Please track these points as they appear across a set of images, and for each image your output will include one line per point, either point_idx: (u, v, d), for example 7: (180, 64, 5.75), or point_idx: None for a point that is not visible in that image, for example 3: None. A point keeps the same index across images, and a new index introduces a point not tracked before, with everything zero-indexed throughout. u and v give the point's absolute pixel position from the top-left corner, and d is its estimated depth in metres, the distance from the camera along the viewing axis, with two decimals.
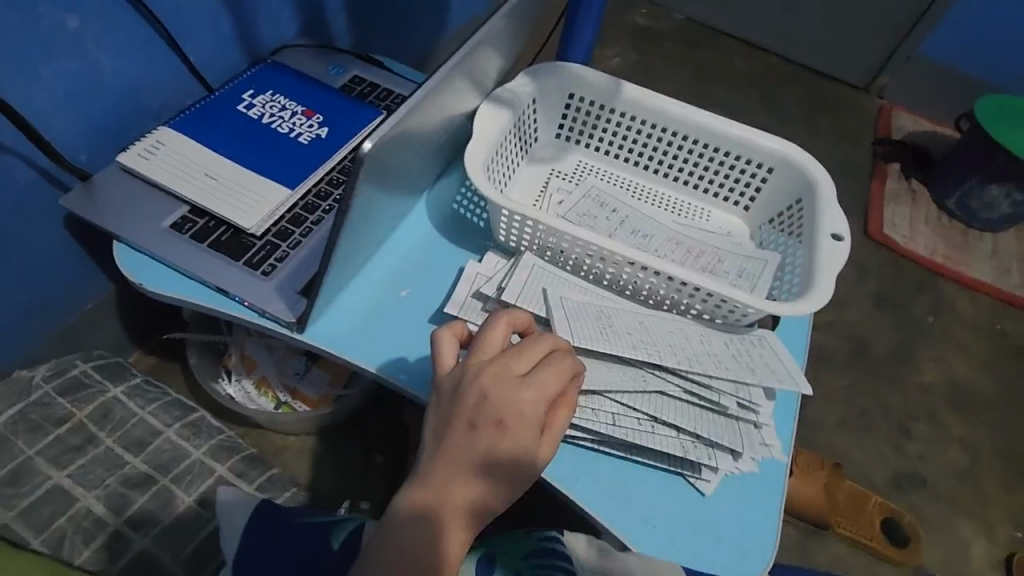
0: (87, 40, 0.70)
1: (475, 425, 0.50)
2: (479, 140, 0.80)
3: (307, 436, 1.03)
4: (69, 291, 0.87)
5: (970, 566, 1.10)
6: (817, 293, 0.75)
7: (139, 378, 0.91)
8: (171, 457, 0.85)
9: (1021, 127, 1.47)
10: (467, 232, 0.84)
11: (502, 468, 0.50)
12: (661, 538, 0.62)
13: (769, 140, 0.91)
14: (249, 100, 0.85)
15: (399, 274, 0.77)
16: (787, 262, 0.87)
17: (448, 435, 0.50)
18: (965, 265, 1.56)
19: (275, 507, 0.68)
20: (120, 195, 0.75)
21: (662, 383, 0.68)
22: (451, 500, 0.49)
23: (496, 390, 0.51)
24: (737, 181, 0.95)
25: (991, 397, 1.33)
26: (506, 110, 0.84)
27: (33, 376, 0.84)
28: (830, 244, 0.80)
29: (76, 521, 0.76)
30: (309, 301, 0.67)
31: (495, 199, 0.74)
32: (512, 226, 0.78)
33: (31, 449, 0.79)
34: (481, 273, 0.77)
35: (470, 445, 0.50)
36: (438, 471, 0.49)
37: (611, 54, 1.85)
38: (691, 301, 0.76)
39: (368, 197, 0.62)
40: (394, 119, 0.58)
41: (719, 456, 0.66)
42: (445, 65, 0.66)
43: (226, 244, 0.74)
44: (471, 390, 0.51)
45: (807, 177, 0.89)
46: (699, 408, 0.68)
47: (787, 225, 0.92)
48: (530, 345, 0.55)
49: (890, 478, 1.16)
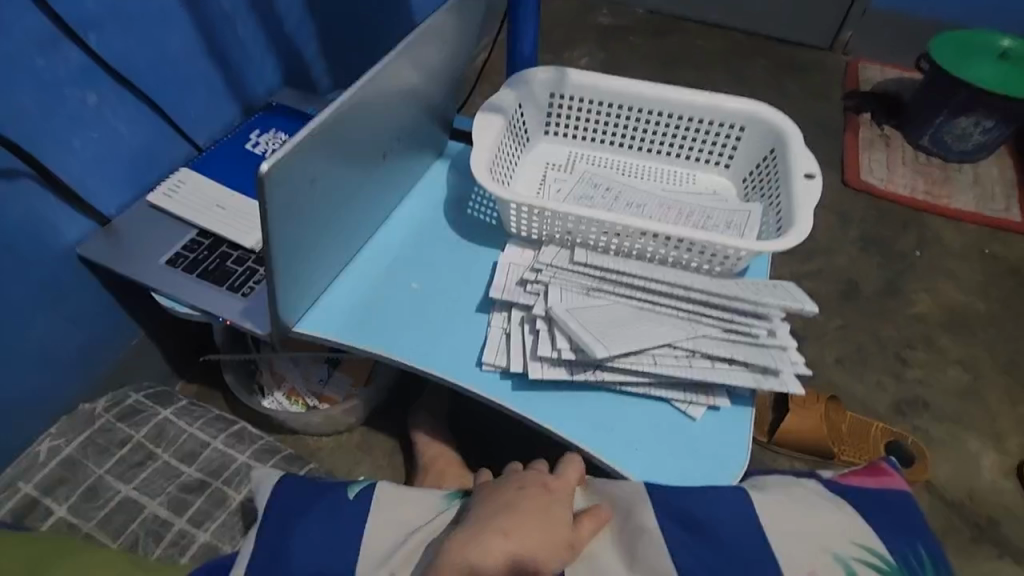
0: (105, 112, 0.84)
1: (514, 506, 0.63)
2: (478, 145, 0.90)
3: (340, 436, 1.13)
4: (116, 332, 0.99)
5: (983, 476, 1.13)
6: (799, 227, 0.83)
7: (184, 400, 1.03)
8: (220, 464, 0.96)
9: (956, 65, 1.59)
10: (455, 220, 0.95)
11: (543, 520, 0.62)
12: (644, 460, 0.72)
13: (735, 102, 1.00)
14: (256, 139, 1.00)
15: (401, 273, 0.88)
16: (768, 208, 0.96)
17: (497, 514, 0.62)
18: (946, 197, 1.60)
19: (304, 479, 0.77)
20: (147, 238, 0.88)
21: (676, 326, 0.76)
22: (506, 522, 0.61)
23: (533, 504, 0.63)
24: (714, 144, 1.05)
25: (986, 317, 1.36)
26: (498, 115, 0.95)
27: (95, 408, 0.97)
28: (805, 182, 0.89)
29: (146, 524, 0.88)
30: (296, 282, 0.76)
31: (501, 193, 0.83)
32: (520, 217, 0.86)
33: (100, 469, 0.91)
34: (515, 263, 0.86)
35: (513, 516, 0.61)
36: (494, 521, 0.61)
37: (579, 55, 1.93)
38: (688, 255, 0.83)
39: (329, 175, 0.71)
40: (336, 103, 0.67)
41: (716, 393, 0.76)
42: (387, 56, 0.74)
43: (213, 274, 0.85)
44: (505, 487, 0.66)
45: (774, 127, 0.98)
46: (711, 340, 0.75)
47: (763, 173, 1.00)
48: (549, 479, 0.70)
49: (892, 405, 1.21)
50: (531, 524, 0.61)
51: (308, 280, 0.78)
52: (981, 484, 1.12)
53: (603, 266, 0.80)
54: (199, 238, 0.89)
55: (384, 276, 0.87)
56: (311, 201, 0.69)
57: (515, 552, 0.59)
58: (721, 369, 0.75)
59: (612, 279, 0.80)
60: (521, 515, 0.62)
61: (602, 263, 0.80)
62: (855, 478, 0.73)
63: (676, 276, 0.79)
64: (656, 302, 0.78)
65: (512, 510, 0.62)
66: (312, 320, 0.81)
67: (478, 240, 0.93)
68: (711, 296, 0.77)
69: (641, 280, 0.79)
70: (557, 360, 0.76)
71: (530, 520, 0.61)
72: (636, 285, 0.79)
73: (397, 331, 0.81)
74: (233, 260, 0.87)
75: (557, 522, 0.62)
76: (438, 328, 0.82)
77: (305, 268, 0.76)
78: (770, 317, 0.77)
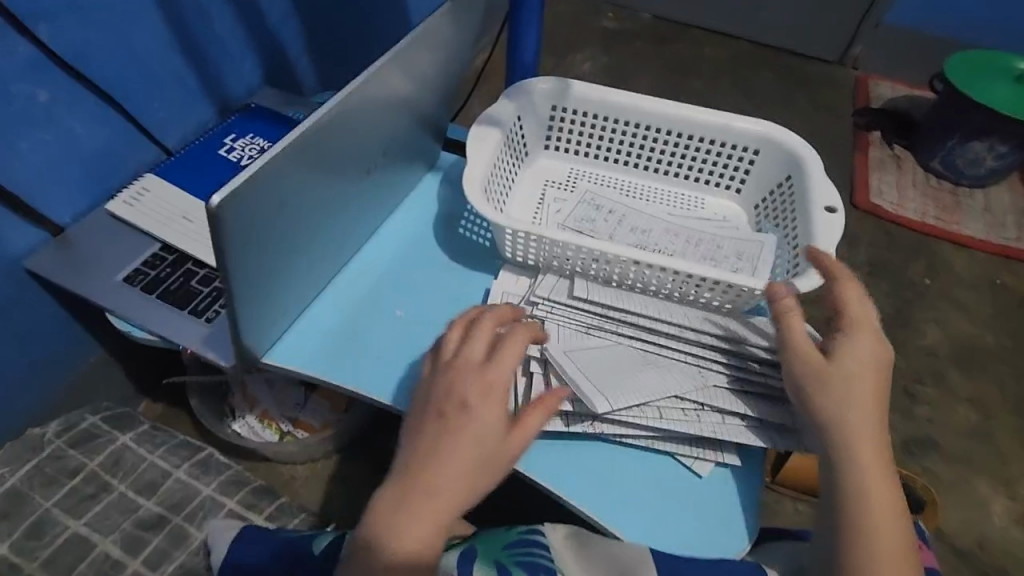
0: (59, 111, 0.76)
1: (441, 412, 0.54)
2: (472, 169, 0.82)
3: (315, 462, 1.06)
4: (69, 348, 0.91)
5: (993, 524, 1.09)
6: (820, 267, 0.76)
7: (146, 424, 0.95)
8: (183, 496, 0.88)
9: (975, 81, 1.52)
10: (446, 242, 0.88)
11: (471, 446, 0.53)
12: (642, 522, 0.64)
13: (750, 124, 0.93)
14: (231, 143, 0.92)
15: (387, 299, 0.80)
16: (783, 242, 0.89)
17: (419, 431, 0.54)
18: (957, 223, 1.55)
19: (267, 528, 0.74)
20: (103, 252, 0.81)
21: (684, 375, 0.69)
22: (427, 463, 0.52)
23: (456, 428, 0.53)
24: (725, 167, 0.97)
25: (998, 352, 1.32)
26: (495, 128, 0.87)
27: (45, 433, 0.88)
28: (825, 217, 0.82)
29: (96, 566, 0.80)
30: (266, 313, 0.69)
31: (496, 218, 0.75)
32: (516, 244, 0.79)
33: (47, 502, 0.83)
34: (509, 292, 0.79)
35: (436, 435, 0.53)
36: (410, 466, 0.52)
37: (582, 58, 1.86)
38: (700, 292, 0.75)
39: (306, 198, 0.63)
40: (319, 115, 0.60)
41: (724, 448, 0.69)
42: (377, 62, 0.67)
43: (175, 294, 0.78)
44: (430, 399, 0.56)
45: (793, 153, 0.91)
46: (722, 392, 0.69)
47: (779, 201, 0.93)
48: (465, 355, 0.58)
49: (900, 444, 1.16)
50: (457, 461, 0.52)
51: (278, 306, 0.70)
52: (991, 534, 1.08)
53: (607, 303, 0.73)
54: (162, 254, 0.82)
55: (364, 301, 0.80)
56: (282, 224, 0.61)
57: (458, 484, 0.52)
58: (732, 425, 0.68)
59: (616, 318, 0.73)
60: (443, 445, 0.53)
61: (604, 299, 0.73)
62: None
63: (684, 316, 0.73)
64: (663, 347, 0.71)
65: (440, 440, 0.53)
66: (286, 353, 0.74)
67: (471, 263, 0.86)
68: (724, 343, 0.71)
69: (647, 321, 0.72)
70: (553, 410, 0.68)
71: (453, 452, 0.52)
72: (643, 325, 0.72)
73: (379, 364, 0.74)
74: (198, 279, 0.80)
75: (485, 452, 0.53)
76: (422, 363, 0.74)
77: (275, 296, 0.68)
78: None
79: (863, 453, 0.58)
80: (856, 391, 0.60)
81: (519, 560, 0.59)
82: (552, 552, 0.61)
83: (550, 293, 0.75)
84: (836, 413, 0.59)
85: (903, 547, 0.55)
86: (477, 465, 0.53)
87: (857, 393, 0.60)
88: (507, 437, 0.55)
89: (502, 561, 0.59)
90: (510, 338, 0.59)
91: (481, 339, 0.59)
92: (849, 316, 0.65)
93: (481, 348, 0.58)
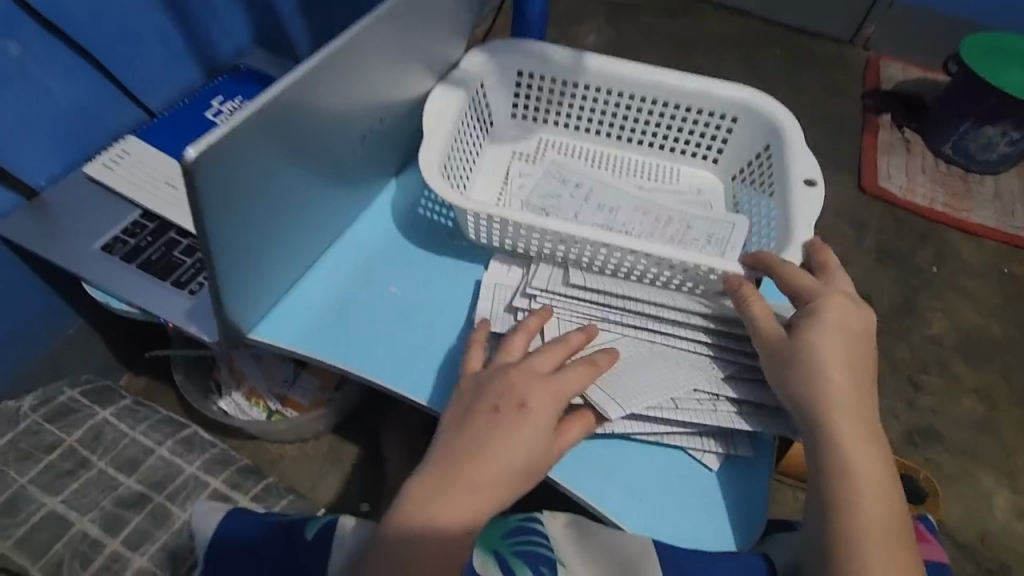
0: (31, 65, 0.71)
1: (498, 407, 0.55)
2: (429, 134, 0.77)
3: (304, 442, 1.03)
4: (45, 319, 0.87)
5: (994, 517, 1.09)
6: (796, 244, 0.72)
7: (128, 399, 0.91)
8: (165, 474, 0.85)
9: (1006, 63, 1.49)
10: (436, 237, 0.81)
11: (524, 447, 0.54)
12: (649, 514, 0.62)
13: (727, 88, 0.88)
14: (218, 106, 0.88)
15: (382, 274, 0.76)
16: (757, 224, 0.84)
17: (472, 419, 0.55)
18: (967, 210, 1.51)
19: (256, 510, 0.71)
20: (83, 218, 0.76)
21: (695, 368, 0.66)
22: (476, 454, 0.53)
23: (513, 425, 0.54)
24: (702, 135, 0.92)
25: (1003, 341, 1.30)
26: (455, 95, 0.82)
27: (20, 406, 0.84)
28: (804, 190, 0.78)
29: (73, 545, 0.77)
30: (249, 293, 0.65)
31: (453, 198, 0.71)
32: (479, 226, 0.75)
33: (23, 478, 0.80)
34: (501, 285, 0.74)
35: (492, 424, 0.54)
36: (459, 452, 0.53)
37: (587, 32, 1.79)
38: (671, 275, 0.70)
39: (285, 175, 0.59)
40: (299, 73, 0.55)
41: (737, 440, 0.65)
42: (368, 16, 0.62)
43: (156, 265, 0.74)
44: (486, 393, 0.57)
45: (771, 121, 0.86)
46: (730, 381, 0.66)
47: (756, 174, 0.89)
48: (531, 362, 0.59)
49: (903, 435, 1.16)
50: (508, 457, 0.53)
51: (266, 278, 0.66)
52: (991, 526, 1.08)
53: (603, 289, 0.69)
54: (143, 221, 0.77)
55: (355, 278, 0.75)
56: (258, 207, 0.57)
57: (498, 481, 0.52)
58: (746, 417, 0.65)
59: (618, 307, 0.69)
60: (496, 437, 0.54)
61: (604, 287, 0.69)
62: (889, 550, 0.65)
63: (685, 302, 0.69)
64: (671, 335, 0.68)
65: (495, 433, 0.54)
66: (271, 327, 0.70)
67: (438, 250, 0.80)
68: (715, 325, 0.68)
69: (653, 309, 0.68)
70: None
71: (503, 447, 0.53)
72: (648, 313, 0.68)
73: (366, 343, 0.70)
74: (181, 250, 0.76)
75: (534, 458, 0.54)
76: (415, 343, 0.71)
77: (256, 271, 0.64)
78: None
79: (852, 436, 0.56)
80: (840, 366, 0.58)
81: (519, 551, 0.57)
82: (553, 541, 0.59)
83: (547, 284, 0.70)
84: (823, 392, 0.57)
85: (899, 531, 0.53)
86: (522, 467, 0.54)
87: (842, 370, 0.58)
88: (553, 451, 0.56)
89: (501, 553, 0.57)
90: (577, 364, 0.60)
91: (548, 354, 0.60)
92: (825, 296, 0.63)
93: (547, 362, 0.59)
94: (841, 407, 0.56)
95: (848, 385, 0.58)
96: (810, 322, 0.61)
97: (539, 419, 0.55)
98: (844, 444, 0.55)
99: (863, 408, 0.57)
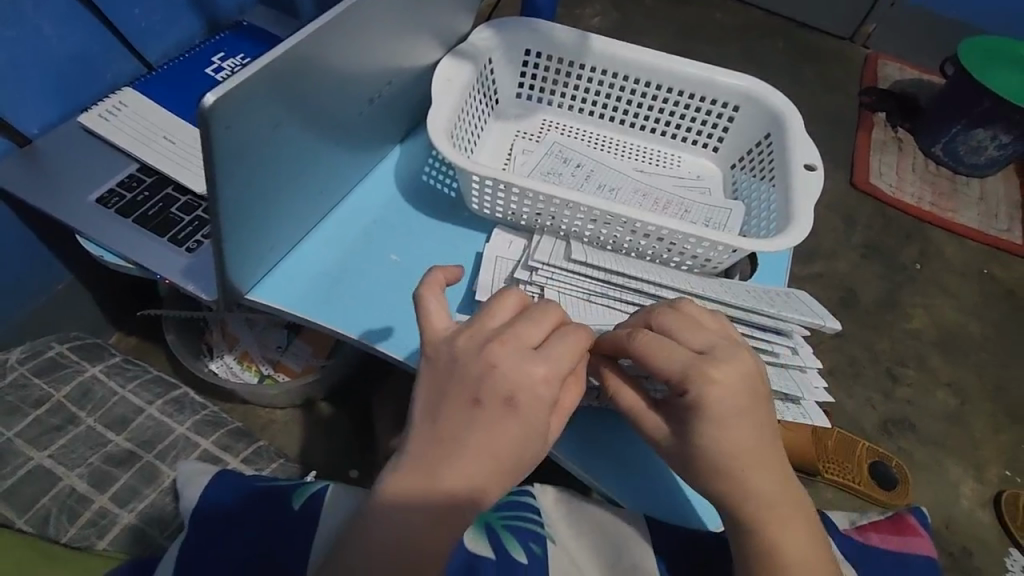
0: (26, 6, 0.68)
1: (479, 401, 0.45)
2: (437, 100, 0.76)
3: (293, 410, 1.04)
4: (34, 273, 0.85)
5: (960, 504, 1.14)
6: (796, 228, 0.73)
7: (118, 357, 0.91)
8: (155, 434, 0.85)
9: (1004, 66, 1.47)
10: (438, 204, 0.82)
11: (505, 445, 0.45)
12: (626, 483, 0.62)
13: (731, 78, 0.88)
14: (219, 62, 0.86)
15: (387, 241, 0.76)
16: (754, 208, 0.86)
17: (445, 407, 0.46)
18: (952, 211, 1.55)
19: (242, 474, 0.70)
20: (76, 172, 0.74)
21: None
22: (448, 464, 0.44)
23: (486, 429, 0.45)
24: (704, 123, 0.93)
25: (979, 338, 1.34)
26: (466, 65, 0.81)
27: (8, 359, 0.83)
28: (804, 175, 0.79)
29: (60, 500, 0.76)
30: (253, 248, 0.64)
31: (462, 164, 0.71)
32: (483, 192, 0.75)
33: (9, 432, 0.79)
34: (501, 257, 0.75)
35: (471, 420, 0.45)
36: (427, 457, 0.45)
37: (591, 13, 1.77)
38: (672, 253, 0.74)
39: (287, 136, 0.58)
40: (310, 30, 0.54)
41: None
42: None
43: (153, 221, 0.72)
44: (459, 377, 0.46)
45: (772, 110, 0.87)
46: None
47: (755, 164, 0.90)
48: (517, 334, 0.47)
49: (879, 424, 1.20)
50: (483, 460, 0.44)
51: (266, 240, 0.66)
52: (956, 514, 1.12)
53: (605, 267, 0.70)
54: (140, 175, 0.76)
55: (356, 243, 0.75)
56: (262, 163, 0.56)
57: (488, 481, 0.45)
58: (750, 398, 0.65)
59: (618, 283, 0.69)
60: (478, 438, 0.44)
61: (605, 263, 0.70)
62: (874, 535, 0.68)
63: (683, 282, 0.70)
64: None
65: (468, 447, 0.44)
66: (267, 288, 0.69)
67: (446, 217, 0.80)
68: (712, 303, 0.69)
69: (653, 287, 0.69)
70: None
71: (486, 450, 0.44)
72: (648, 291, 0.69)
73: (361, 308, 0.70)
74: (179, 207, 0.74)
75: (519, 457, 0.46)
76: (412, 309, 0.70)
77: (262, 230, 0.64)
78: (785, 367, 0.65)
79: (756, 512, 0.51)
80: (741, 448, 0.51)
81: (510, 525, 0.58)
82: (543, 516, 0.61)
83: (549, 257, 0.71)
84: (732, 487, 0.51)
85: None
86: (500, 467, 0.45)
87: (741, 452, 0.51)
88: (546, 439, 0.48)
89: (493, 527, 0.58)
90: (567, 338, 0.48)
91: (540, 320, 0.48)
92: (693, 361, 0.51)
93: (535, 334, 0.48)
94: (761, 502, 0.51)
95: (763, 471, 0.51)
96: (697, 422, 0.51)
97: (528, 400, 0.45)
98: (770, 535, 0.51)
99: (783, 483, 0.52)
